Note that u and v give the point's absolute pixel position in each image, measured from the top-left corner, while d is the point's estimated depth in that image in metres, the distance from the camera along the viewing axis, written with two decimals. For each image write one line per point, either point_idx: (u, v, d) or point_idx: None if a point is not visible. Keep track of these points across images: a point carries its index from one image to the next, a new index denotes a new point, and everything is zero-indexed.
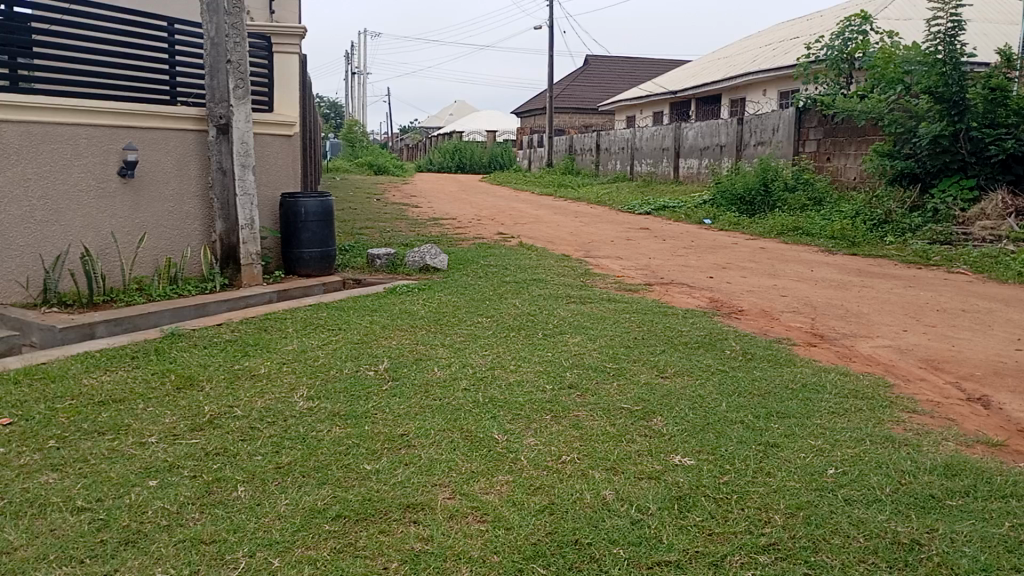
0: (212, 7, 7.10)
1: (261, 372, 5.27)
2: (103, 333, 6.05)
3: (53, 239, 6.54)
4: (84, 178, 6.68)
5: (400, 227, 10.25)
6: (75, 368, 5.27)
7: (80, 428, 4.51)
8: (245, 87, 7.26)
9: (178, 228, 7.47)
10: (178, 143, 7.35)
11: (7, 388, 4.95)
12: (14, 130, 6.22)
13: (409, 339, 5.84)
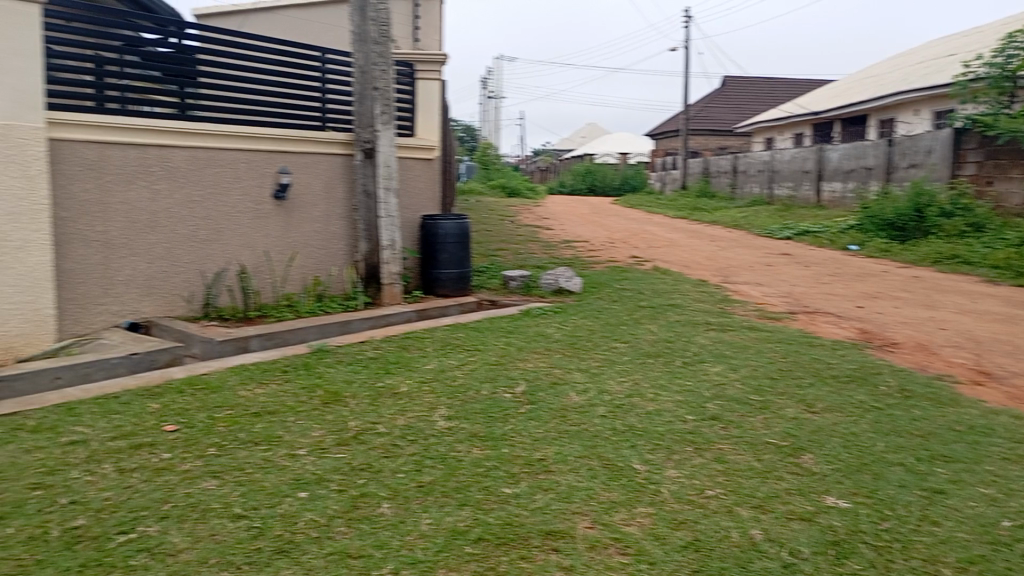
0: (361, 38, 7.40)
1: (402, 391, 5.40)
2: (257, 346, 6.39)
3: (214, 257, 6.97)
4: (242, 200, 7.11)
5: (533, 249, 10.33)
6: (232, 380, 5.57)
7: (237, 437, 4.76)
8: (391, 113, 7.46)
9: (325, 248, 7.82)
10: (327, 166, 7.73)
11: (173, 397, 5.29)
12: (182, 155, 6.69)
13: (545, 362, 5.84)
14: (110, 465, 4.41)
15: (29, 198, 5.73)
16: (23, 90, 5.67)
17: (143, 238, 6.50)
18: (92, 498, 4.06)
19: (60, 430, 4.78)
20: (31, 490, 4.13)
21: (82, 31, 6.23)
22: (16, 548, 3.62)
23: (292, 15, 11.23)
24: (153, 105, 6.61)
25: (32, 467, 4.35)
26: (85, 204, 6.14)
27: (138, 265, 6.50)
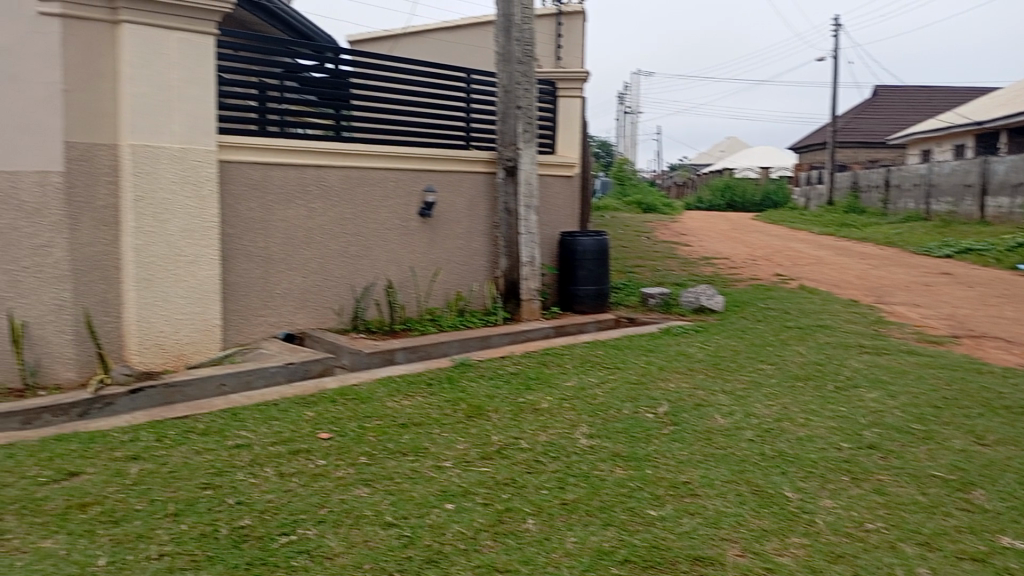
0: (505, 58, 7.53)
1: (543, 407, 5.44)
2: (402, 359, 6.61)
3: (363, 272, 7.28)
4: (391, 217, 7.40)
5: (672, 265, 10.18)
6: (381, 392, 5.78)
7: (386, 447, 4.93)
8: (533, 131, 7.64)
9: (467, 264, 8.01)
10: (471, 185, 7.94)
11: (326, 406, 5.55)
12: (337, 175, 7.04)
13: (688, 383, 5.73)
14: (271, 468, 4.67)
15: (201, 216, 6.21)
16: (198, 116, 6.16)
17: (300, 253, 6.87)
18: (256, 499, 4.32)
19: (226, 434, 5.12)
20: (202, 489, 4.43)
21: (248, 59, 6.63)
22: (189, 543, 3.89)
23: (441, 39, 11.48)
24: (306, 127, 6.97)
25: (202, 468, 4.68)
26: (249, 221, 6.57)
27: (294, 279, 6.87)
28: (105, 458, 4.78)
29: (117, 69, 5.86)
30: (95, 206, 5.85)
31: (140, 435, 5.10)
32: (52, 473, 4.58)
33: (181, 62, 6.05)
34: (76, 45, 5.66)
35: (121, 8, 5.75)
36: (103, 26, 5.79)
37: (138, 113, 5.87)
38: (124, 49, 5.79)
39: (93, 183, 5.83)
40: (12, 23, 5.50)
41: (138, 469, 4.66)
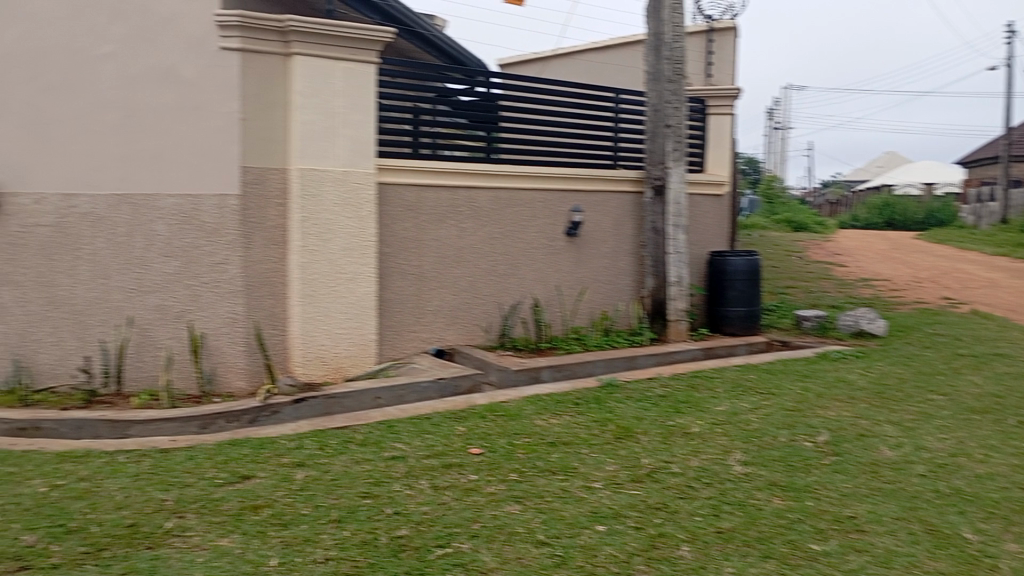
0: (655, 77, 7.50)
1: (694, 431, 5.32)
2: (548, 377, 6.65)
3: (511, 290, 7.40)
4: (538, 236, 7.51)
5: (826, 287, 9.75)
6: (529, 409, 5.83)
7: (536, 465, 4.97)
8: (682, 150, 7.53)
9: (613, 284, 8.00)
10: (617, 204, 7.96)
11: (476, 421, 5.66)
12: (487, 196, 7.22)
13: (849, 412, 5.46)
14: (425, 481, 4.81)
15: (360, 235, 6.51)
16: (360, 140, 6.48)
17: (451, 272, 7.07)
18: (412, 510, 4.46)
19: (383, 445, 5.32)
20: (362, 498, 4.62)
21: (404, 86, 6.86)
22: (352, 549, 4.06)
23: (591, 60, 11.52)
24: (455, 149, 7.13)
25: (361, 477, 4.88)
26: (404, 240, 6.82)
27: (445, 297, 7.07)
28: (273, 463, 5.08)
29: (288, 99, 6.25)
30: (266, 226, 6.27)
31: (305, 443, 5.38)
32: (228, 475, 4.91)
33: (346, 91, 6.39)
34: (253, 76, 6.09)
35: (294, 41, 6.14)
36: (277, 59, 6.19)
37: (306, 139, 6.25)
38: (295, 79, 6.18)
39: (265, 207, 6.24)
40: (197, 58, 6.02)
41: (303, 475, 4.92)
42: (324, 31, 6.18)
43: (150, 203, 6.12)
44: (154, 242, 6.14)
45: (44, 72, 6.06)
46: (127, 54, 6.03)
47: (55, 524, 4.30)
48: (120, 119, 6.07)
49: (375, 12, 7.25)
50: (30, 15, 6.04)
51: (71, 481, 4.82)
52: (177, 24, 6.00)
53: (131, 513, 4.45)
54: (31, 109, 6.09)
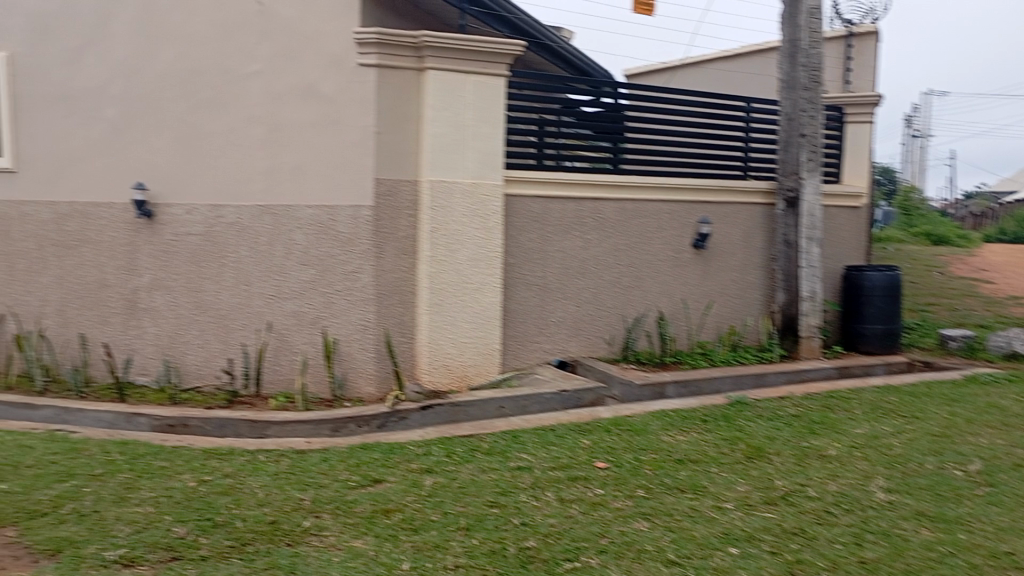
0: (790, 86, 7.31)
1: (831, 454, 5.10)
2: (673, 393, 6.52)
3: (636, 302, 7.33)
4: (664, 248, 7.41)
5: (972, 305, 9.18)
6: (656, 425, 5.74)
7: (664, 482, 4.88)
8: (817, 159, 7.24)
9: (742, 297, 7.80)
10: (747, 216, 7.78)
11: (602, 435, 5.61)
12: (612, 207, 7.18)
13: (1003, 440, 5.13)
14: (552, 493, 4.80)
15: (487, 246, 6.60)
16: (489, 152, 6.58)
17: (575, 283, 7.07)
18: (539, 522, 4.46)
19: (509, 455, 5.35)
20: (489, 507, 4.66)
21: (530, 97, 6.89)
22: (481, 558, 4.10)
23: (720, 68, 11.37)
24: (576, 160, 7.10)
25: (488, 486, 4.92)
26: (529, 251, 6.87)
27: (569, 308, 7.07)
28: (403, 468, 5.20)
29: (420, 112, 6.41)
30: (397, 237, 6.42)
31: (432, 450, 5.48)
32: (360, 478, 5.06)
33: (476, 104, 6.49)
34: (389, 91, 6.27)
35: (427, 56, 6.28)
36: (412, 74, 6.36)
37: (438, 151, 6.39)
38: (429, 94, 6.33)
39: (397, 217, 6.40)
40: (337, 75, 6.27)
41: (432, 481, 5.01)
42: (457, 45, 6.30)
43: (291, 213, 6.43)
44: (292, 251, 6.45)
45: (201, 91, 6.54)
46: (273, 73, 6.38)
47: (204, 518, 4.54)
48: (265, 134, 6.43)
49: (504, 25, 7.30)
50: (190, 39, 6.53)
51: (217, 476, 5.09)
52: (319, 42, 6.28)
53: (272, 510, 4.65)
54: (188, 126, 6.59)
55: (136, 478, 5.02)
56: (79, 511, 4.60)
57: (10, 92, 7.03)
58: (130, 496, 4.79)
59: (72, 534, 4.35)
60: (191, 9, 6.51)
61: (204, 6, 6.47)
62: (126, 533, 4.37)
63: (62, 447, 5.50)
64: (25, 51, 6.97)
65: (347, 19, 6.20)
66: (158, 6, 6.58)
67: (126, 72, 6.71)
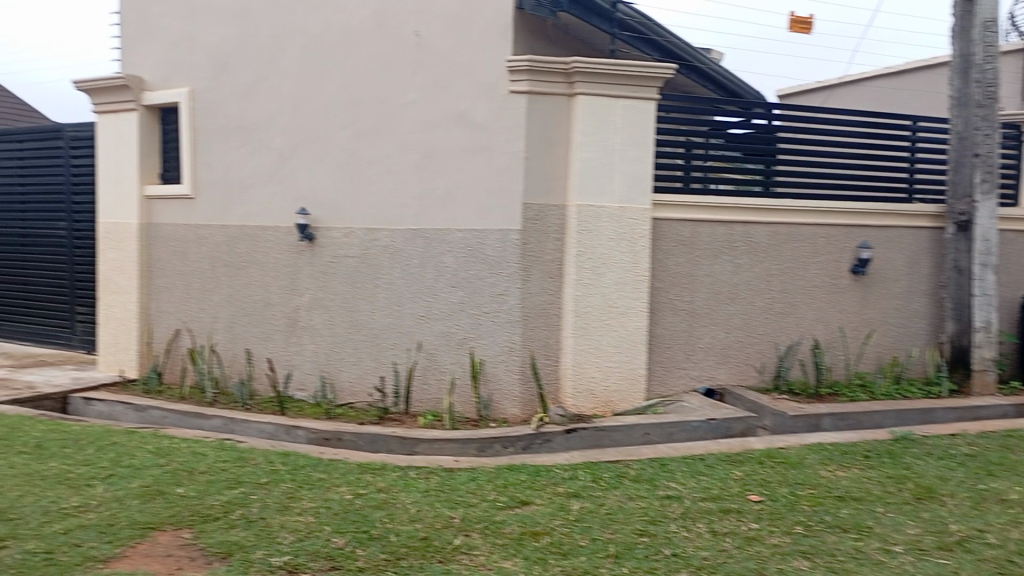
0: (962, 103, 6.87)
1: (1013, 499, 4.73)
2: (829, 425, 6.22)
3: (789, 329, 7.07)
4: (820, 274, 7.13)
5: None
6: (812, 459, 5.49)
7: (823, 519, 4.64)
8: (993, 180, 6.81)
9: (906, 326, 7.41)
10: (913, 240, 7.39)
11: (755, 467, 5.41)
12: (765, 231, 6.97)
13: None
14: (703, 525, 4.66)
15: (634, 269, 6.55)
16: (638, 176, 6.53)
17: (725, 308, 6.89)
18: (691, 554, 4.33)
19: (657, 483, 5.25)
20: (638, 536, 4.57)
21: (678, 121, 6.81)
22: None
23: (881, 85, 10.94)
24: (722, 182, 6.93)
25: (637, 514, 4.84)
26: (677, 275, 6.76)
27: (717, 334, 6.89)
28: (550, 491, 5.20)
29: (569, 137, 6.46)
30: (544, 260, 6.48)
31: (579, 474, 5.46)
32: (508, 499, 5.10)
33: (626, 128, 6.47)
34: (538, 117, 6.37)
35: (578, 81, 6.34)
36: (561, 99, 6.43)
37: (587, 176, 6.42)
38: (579, 118, 6.38)
39: (544, 241, 6.46)
40: (489, 102, 6.43)
41: (579, 506, 4.98)
42: (609, 70, 6.31)
43: (442, 237, 6.62)
44: (442, 273, 6.63)
45: (361, 121, 6.87)
46: (428, 102, 6.62)
47: (361, 530, 4.70)
48: (418, 160, 6.67)
49: (654, 49, 7.33)
50: (352, 72, 6.88)
51: (371, 490, 5.26)
52: (473, 71, 6.47)
53: (424, 526, 4.76)
54: (347, 153, 6.93)
55: (297, 488, 5.28)
56: (247, 517, 4.87)
57: (192, 126, 7.63)
58: (292, 505, 5.04)
59: (241, 538, 4.61)
60: (354, 42, 6.87)
61: (366, 41, 6.81)
62: (290, 541, 4.58)
63: (231, 455, 5.85)
64: (206, 88, 7.56)
65: (500, 47, 6.36)
66: (324, 42, 6.98)
67: (293, 105, 7.14)
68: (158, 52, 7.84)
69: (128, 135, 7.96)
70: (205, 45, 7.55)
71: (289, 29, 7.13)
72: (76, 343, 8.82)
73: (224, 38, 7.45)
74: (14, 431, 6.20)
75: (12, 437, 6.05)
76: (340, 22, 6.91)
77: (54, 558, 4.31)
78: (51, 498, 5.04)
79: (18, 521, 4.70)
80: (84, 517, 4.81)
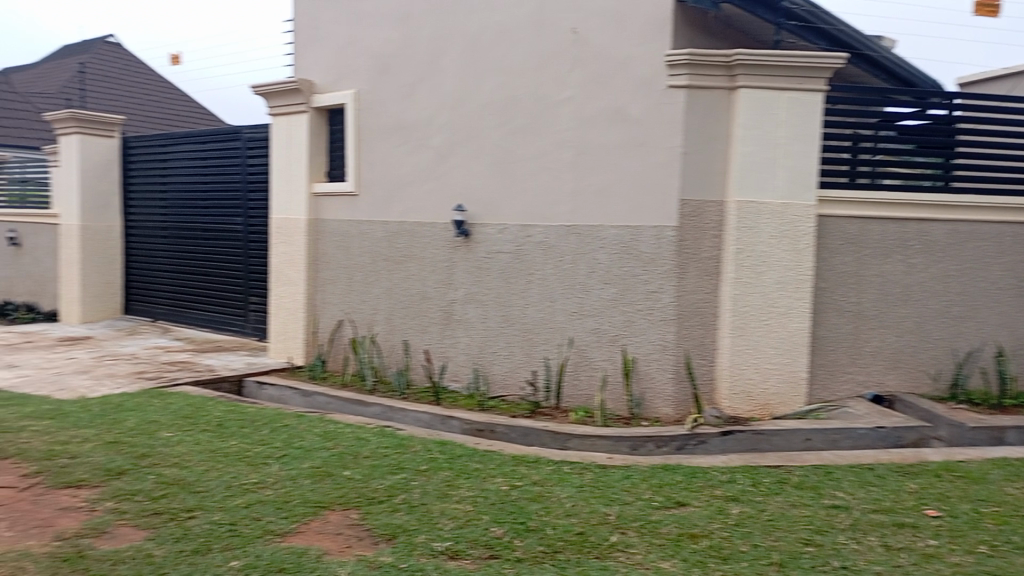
0: None
1: None
2: (1012, 438, 5.90)
3: (967, 335, 6.62)
4: (1005, 276, 6.65)
5: None
6: (996, 475, 5.13)
7: (1011, 540, 4.31)
8: None
9: None
10: None
11: (930, 480, 5.11)
12: (942, 228, 6.55)
13: None
14: (875, 538, 4.42)
15: (797, 268, 6.27)
16: (804, 171, 6.24)
17: (896, 311, 6.51)
18: (862, 567, 4.12)
19: (822, 491, 5.03)
20: (803, 545, 4.40)
21: (845, 112, 6.46)
22: None
23: None
24: (892, 176, 6.52)
25: (801, 522, 4.65)
26: (843, 275, 6.44)
27: (887, 338, 6.52)
28: (707, 494, 5.09)
29: (729, 132, 6.29)
30: (701, 257, 6.34)
31: (737, 478, 5.31)
32: (664, 499, 5.03)
33: (791, 121, 6.20)
34: (697, 111, 6.24)
35: (740, 74, 6.16)
36: (722, 92, 6.27)
37: (747, 171, 6.21)
38: (740, 112, 6.19)
39: (701, 238, 6.33)
40: (646, 96, 6.35)
41: (739, 510, 4.85)
42: (773, 61, 6.09)
43: (595, 233, 6.61)
44: (595, 269, 6.62)
45: (517, 118, 6.97)
46: (585, 98, 6.62)
47: (518, 521, 4.77)
48: (573, 157, 6.69)
49: (822, 38, 6.98)
50: (509, 70, 6.99)
51: (526, 483, 5.34)
52: (631, 66, 6.41)
53: (579, 521, 4.77)
54: (503, 151, 7.05)
55: (455, 477, 5.42)
56: (409, 501, 5.05)
57: (357, 126, 7.99)
58: (451, 492, 5.19)
59: (404, 522, 4.78)
60: (512, 41, 6.96)
61: (524, 38, 6.90)
62: (450, 527, 4.71)
63: (392, 442, 6.09)
64: (370, 89, 7.89)
65: (659, 41, 6.28)
66: (483, 42, 7.13)
67: (452, 104, 7.33)
68: (327, 56, 8.25)
69: (299, 135, 8.43)
70: (370, 47, 7.88)
71: (451, 30, 7.32)
72: (249, 331, 9.44)
73: (388, 41, 7.75)
74: (198, 410, 6.71)
75: (196, 416, 6.55)
76: (499, 22, 7.03)
77: (237, 529, 4.63)
78: (232, 474, 5.41)
79: (205, 494, 5.08)
80: (262, 493, 5.14)
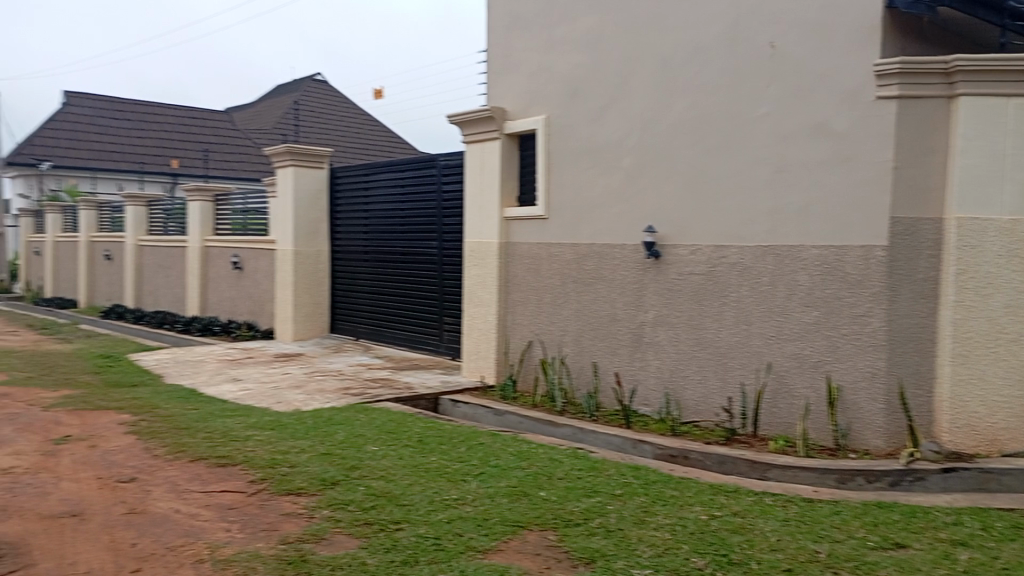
0: None
1: None
2: None
3: None
4: None
5: None
6: None
7: None
8: None
9: None
10: None
11: None
12: None
13: None
14: None
15: None
16: None
17: None
18: None
19: None
20: None
21: None
22: None
23: None
24: None
25: None
26: None
27: None
28: (929, 536, 4.69)
29: (947, 144, 5.83)
30: (915, 278, 5.90)
31: (965, 520, 4.87)
32: (879, 539, 4.69)
33: (1021, 130, 5.66)
34: (910, 123, 5.85)
35: (959, 81, 5.71)
36: (938, 102, 5.84)
37: (969, 186, 5.73)
38: (960, 122, 5.74)
39: (916, 258, 5.89)
40: (851, 110, 6.03)
41: (968, 556, 4.43)
42: (999, 66, 5.59)
43: (795, 253, 6.33)
44: (795, 292, 6.33)
45: (710, 137, 6.82)
46: (784, 114, 6.37)
47: (720, 553, 4.60)
48: (771, 175, 6.45)
49: None
50: (703, 88, 6.87)
51: (727, 513, 5.16)
52: (834, 79, 6.11)
53: (787, 557, 4.53)
54: (696, 170, 6.92)
55: (651, 503, 5.34)
56: (606, 526, 5.03)
57: (547, 150, 8.13)
58: (648, 519, 5.11)
59: (602, 546, 4.76)
60: (706, 58, 6.84)
61: (719, 55, 6.76)
62: (649, 554, 4.63)
63: (585, 464, 6.10)
64: (560, 114, 8.03)
65: (867, 51, 5.94)
66: (675, 61, 7.07)
67: (643, 125, 7.30)
68: (519, 84, 8.49)
69: (491, 161, 8.71)
70: (561, 73, 8.02)
71: (641, 52, 7.32)
72: (443, 349, 9.83)
73: (578, 66, 7.86)
74: (400, 426, 7.05)
75: (399, 431, 6.88)
76: (693, 40, 6.94)
77: (442, 543, 4.80)
78: (434, 489, 5.63)
79: (410, 507, 5.31)
80: (463, 509, 5.30)
